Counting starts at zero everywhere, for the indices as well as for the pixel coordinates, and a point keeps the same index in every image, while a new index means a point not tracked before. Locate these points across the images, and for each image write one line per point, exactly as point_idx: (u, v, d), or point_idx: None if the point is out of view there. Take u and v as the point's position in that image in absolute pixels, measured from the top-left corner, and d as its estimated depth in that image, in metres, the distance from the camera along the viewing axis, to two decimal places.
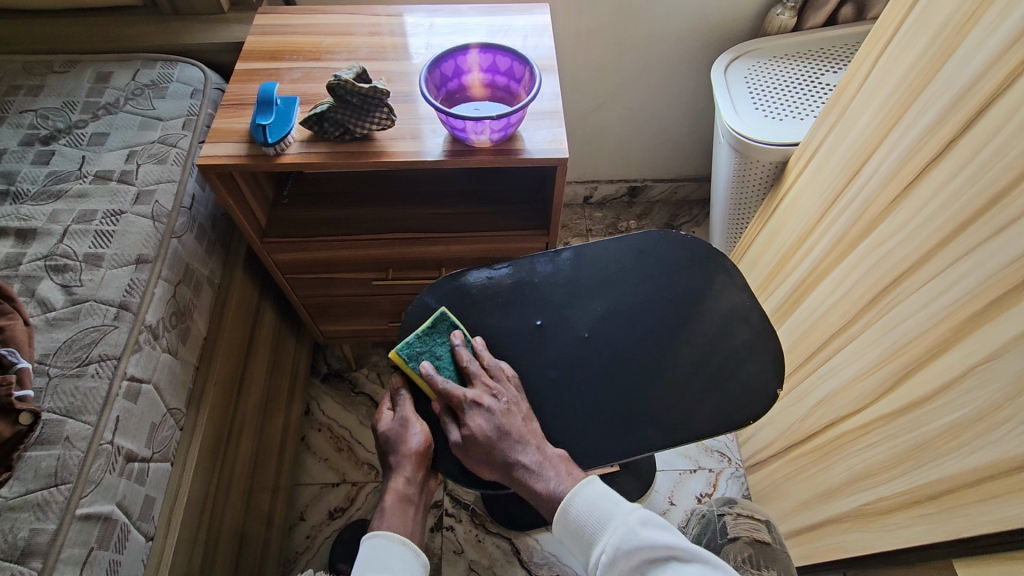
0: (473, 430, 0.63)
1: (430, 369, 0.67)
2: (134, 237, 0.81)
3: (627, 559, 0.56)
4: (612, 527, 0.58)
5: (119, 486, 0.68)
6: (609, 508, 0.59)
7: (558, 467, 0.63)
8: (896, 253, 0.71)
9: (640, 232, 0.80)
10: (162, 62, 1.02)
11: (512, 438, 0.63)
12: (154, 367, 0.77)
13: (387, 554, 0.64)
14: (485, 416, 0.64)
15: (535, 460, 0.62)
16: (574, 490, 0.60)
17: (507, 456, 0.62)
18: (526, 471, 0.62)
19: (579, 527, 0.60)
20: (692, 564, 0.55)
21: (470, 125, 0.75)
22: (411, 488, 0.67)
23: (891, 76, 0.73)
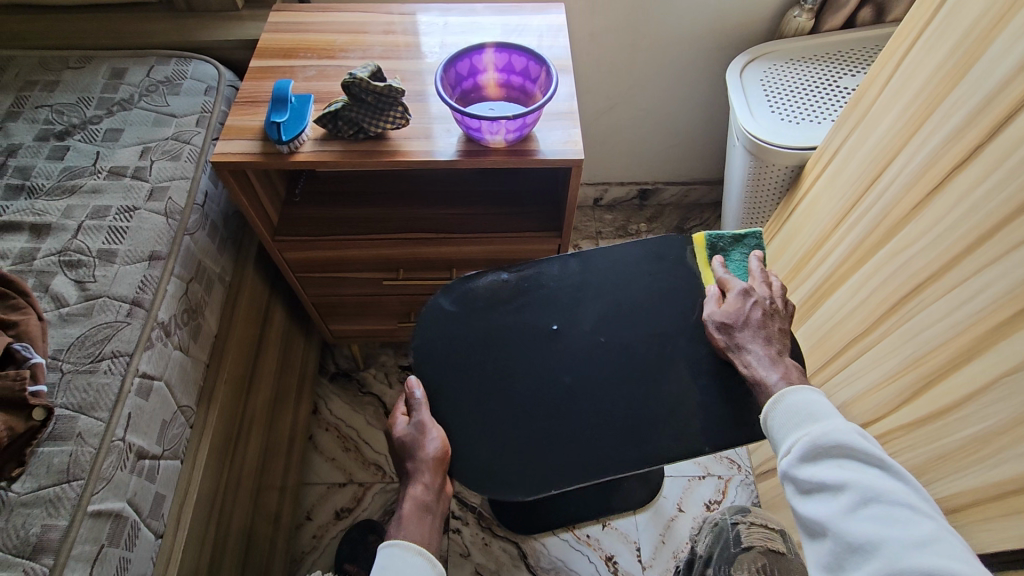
0: (731, 311, 0.68)
1: (721, 267, 0.73)
2: (147, 234, 0.81)
3: (826, 450, 0.57)
4: (824, 421, 0.58)
5: (130, 483, 0.68)
6: (826, 409, 0.59)
7: (789, 368, 0.64)
8: (917, 261, 0.70)
9: (658, 237, 0.79)
10: (176, 59, 1.02)
11: (749, 327, 0.66)
12: (166, 364, 0.77)
13: (403, 564, 0.61)
14: (742, 305, 0.68)
15: (772, 355, 0.65)
16: (798, 385, 0.61)
17: (742, 341, 0.66)
18: (756, 359, 0.65)
19: (788, 413, 0.60)
20: (896, 480, 0.54)
21: (485, 125, 0.75)
22: (429, 495, 0.65)
23: (915, 79, 0.72)
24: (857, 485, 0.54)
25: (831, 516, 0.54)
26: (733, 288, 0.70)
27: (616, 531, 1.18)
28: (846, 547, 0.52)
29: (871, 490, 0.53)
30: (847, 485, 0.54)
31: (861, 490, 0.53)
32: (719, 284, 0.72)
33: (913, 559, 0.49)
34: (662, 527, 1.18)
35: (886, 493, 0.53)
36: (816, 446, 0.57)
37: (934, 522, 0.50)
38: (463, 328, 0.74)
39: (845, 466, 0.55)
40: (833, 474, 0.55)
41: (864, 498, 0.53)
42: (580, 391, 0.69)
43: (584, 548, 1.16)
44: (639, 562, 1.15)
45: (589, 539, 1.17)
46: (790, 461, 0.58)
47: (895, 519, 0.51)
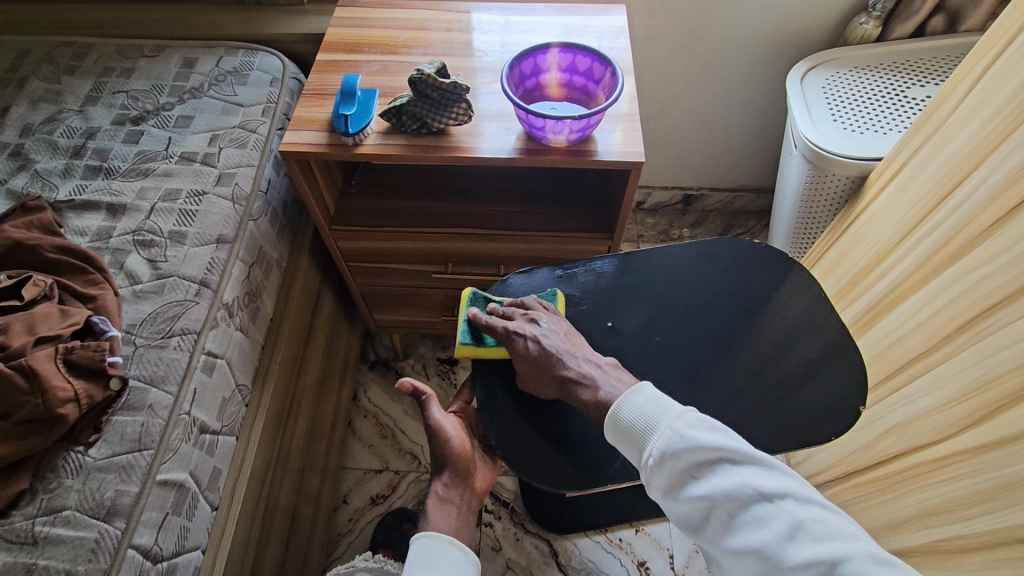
0: (528, 352, 0.67)
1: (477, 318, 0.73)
2: (215, 218, 0.84)
3: (677, 465, 0.55)
4: (661, 433, 0.56)
5: (192, 456, 0.71)
6: (657, 413, 0.58)
7: (608, 373, 0.65)
8: (991, 279, 0.67)
9: (711, 238, 0.79)
10: (244, 50, 1.06)
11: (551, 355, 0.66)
12: (228, 343, 0.80)
13: (437, 554, 0.64)
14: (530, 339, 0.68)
15: (585, 371, 0.65)
16: (622, 400, 0.59)
17: (556, 371, 0.65)
18: (575, 383, 0.64)
19: (630, 433, 0.58)
20: (743, 466, 0.53)
21: (549, 124, 0.75)
22: (449, 489, 0.71)
23: (999, 93, 0.69)
24: (715, 498, 0.52)
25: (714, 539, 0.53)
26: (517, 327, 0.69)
27: (649, 537, 1.17)
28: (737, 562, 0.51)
29: (728, 497, 0.52)
30: (710, 501, 0.52)
31: (725, 502, 0.52)
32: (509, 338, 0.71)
33: (790, 554, 0.48)
34: None
35: (740, 493, 0.51)
36: (666, 466, 0.55)
37: (790, 503, 0.50)
38: None
39: (701, 479, 0.54)
40: (691, 491, 0.53)
41: (728, 509, 0.52)
42: None
43: (615, 551, 1.16)
44: (671, 570, 1.14)
45: (620, 543, 1.17)
46: (653, 488, 0.56)
47: (757, 517, 0.50)
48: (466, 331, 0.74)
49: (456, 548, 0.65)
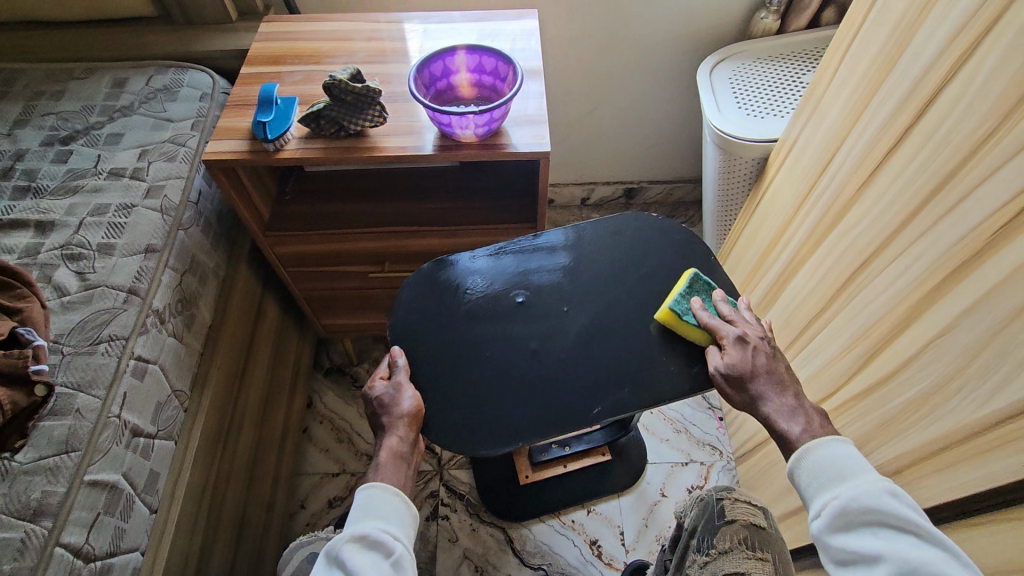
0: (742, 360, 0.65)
1: (726, 303, 0.71)
2: (144, 229, 0.87)
3: (857, 514, 0.55)
4: (850, 483, 0.56)
5: (126, 457, 0.73)
6: (852, 467, 0.57)
7: (812, 416, 0.62)
8: (863, 238, 0.74)
9: (613, 215, 0.84)
10: (174, 68, 1.08)
11: (760, 373, 0.64)
12: (161, 349, 0.82)
13: (381, 504, 0.61)
14: (745, 353, 0.66)
15: (786, 404, 0.62)
16: (819, 441, 0.59)
17: (759, 389, 0.63)
18: (775, 410, 0.62)
19: (813, 472, 0.58)
20: (937, 550, 0.51)
21: (455, 120, 0.80)
22: (405, 445, 0.66)
23: (855, 72, 0.76)
24: (891, 556, 0.51)
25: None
26: (729, 336, 0.67)
27: (600, 517, 1.21)
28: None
29: (904, 558, 0.50)
30: (879, 555, 0.52)
31: (895, 561, 0.51)
32: (712, 329, 0.69)
33: None
34: (644, 512, 1.21)
35: (919, 563, 0.50)
36: (845, 511, 0.55)
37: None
38: (436, 308, 0.77)
39: (877, 533, 0.53)
40: (863, 545, 0.53)
41: (899, 568, 0.50)
42: (545, 360, 0.72)
43: (568, 532, 1.20)
44: (622, 546, 1.18)
45: (573, 524, 1.20)
46: (819, 525, 0.57)
47: None
48: (678, 297, 0.71)
49: (401, 498, 0.62)
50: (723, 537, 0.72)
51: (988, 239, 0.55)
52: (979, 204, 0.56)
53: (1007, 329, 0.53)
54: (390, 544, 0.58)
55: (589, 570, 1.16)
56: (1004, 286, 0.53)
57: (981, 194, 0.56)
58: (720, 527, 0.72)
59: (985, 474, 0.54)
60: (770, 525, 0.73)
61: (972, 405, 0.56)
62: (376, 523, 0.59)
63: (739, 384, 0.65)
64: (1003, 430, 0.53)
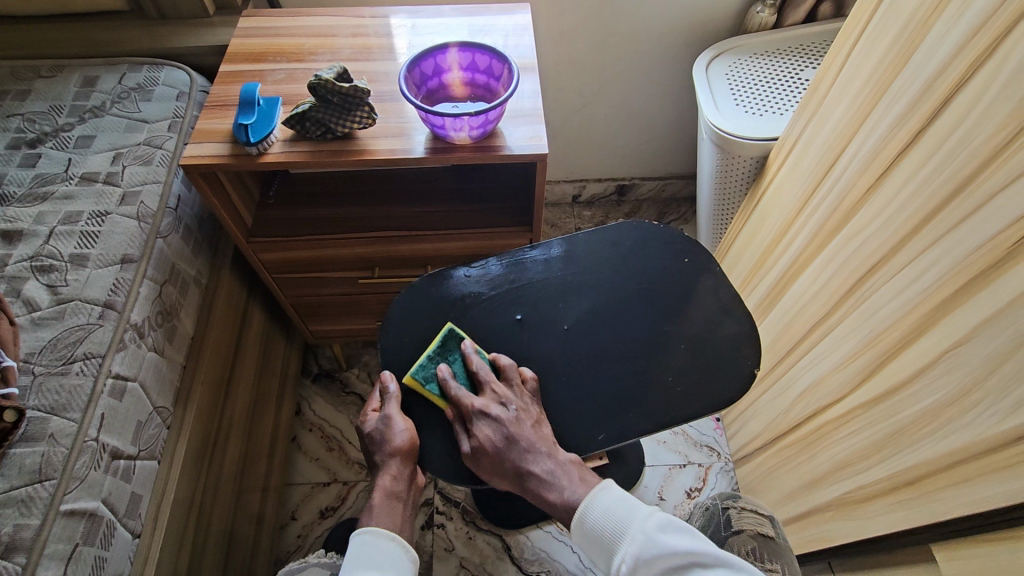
0: (484, 440, 0.62)
1: (477, 357, 0.68)
2: (119, 238, 0.83)
3: (647, 565, 0.54)
4: (631, 535, 0.56)
5: (105, 482, 0.69)
6: (625, 516, 0.57)
7: (571, 473, 0.61)
8: (871, 242, 0.72)
9: (614, 223, 0.81)
10: (149, 65, 1.03)
11: (513, 440, 0.62)
12: (140, 365, 0.78)
13: (374, 551, 0.60)
14: (496, 425, 0.63)
15: (547, 468, 0.61)
16: (590, 496, 0.59)
17: (517, 461, 0.61)
18: (539, 480, 0.60)
19: (595, 535, 0.58)
20: (715, 568, 0.52)
21: (449, 122, 0.76)
22: (400, 484, 0.64)
23: (862, 71, 0.74)
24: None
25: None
26: (473, 407, 0.64)
27: None
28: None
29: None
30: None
31: None
32: (454, 402, 0.66)
33: None
34: None
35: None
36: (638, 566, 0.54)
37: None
38: (431, 323, 0.74)
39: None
40: None
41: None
42: (547, 377, 0.70)
43: (567, 539, 1.18)
44: None
45: None
46: None
47: None
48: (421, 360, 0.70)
49: (396, 543, 0.61)
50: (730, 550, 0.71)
51: (1005, 249, 0.54)
52: (997, 213, 0.55)
53: None
54: None
55: None
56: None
57: (999, 203, 0.54)
58: (727, 538, 0.73)
59: (1004, 490, 0.53)
60: (778, 534, 0.72)
61: (992, 418, 0.55)
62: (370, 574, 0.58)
63: (473, 451, 0.63)
64: None
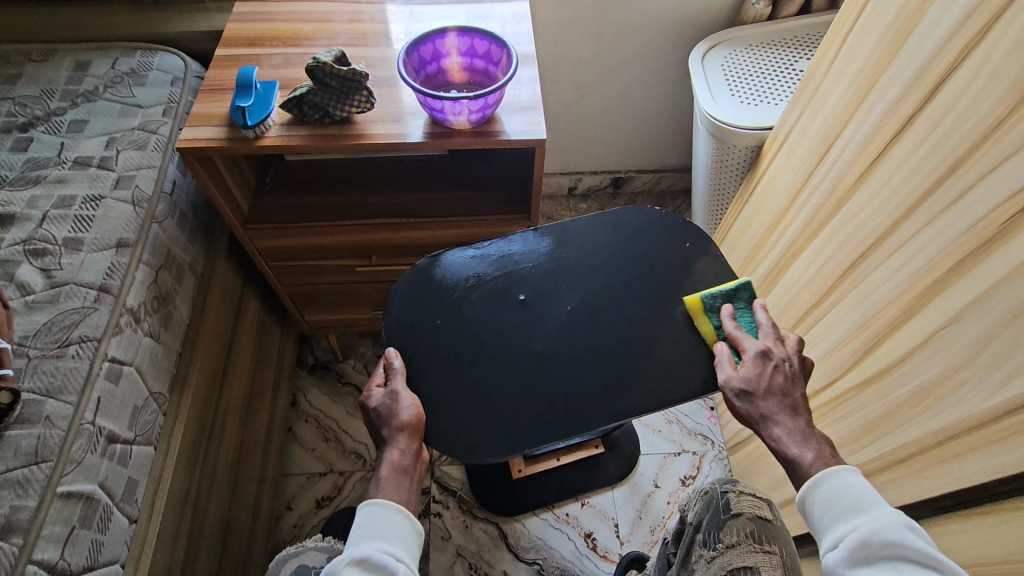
0: (750, 377, 0.62)
1: (765, 314, 0.68)
2: (114, 222, 0.82)
3: (878, 550, 0.50)
4: (870, 515, 0.52)
5: (102, 466, 0.69)
6: (874, 498, 0.53)
7: (822, 445, 0.59)
8: (864, 227, 0.73)
9: (616, 208, 0.81)
10: (142, 51, 1.02)
11: (773, 390, 0.62)
12: (136, 350, 0.77)
13: (381, 522, 0.59)
14: (765, 368, 0.63)
15: (798, 429, 0.60)
16: (832, 468, 0.55)
17: (768, 409, 0.61)
18: (788, 436, 0.59)
19: (829, 497, 0.54)
20: None
21: (448, 105, 0.76)
22: (407, 458, 0.63)
23: (856, 58, 0.75)
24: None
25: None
26: (748, 349, 0.64)
27: (594, 509, 1.20)
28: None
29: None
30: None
31: None
32: (731, 339, 0.66)
33: None
34: (638, 504, 1.20)
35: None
36: (865, 544, 0.50)
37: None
38: (431, 306, 0.74)
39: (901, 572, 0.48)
40: None
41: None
42: (547, 359, 0.70)
43: (563, 526, 1.18)
44: (617, 538, 1.17)
45: (568, 518, 1.19)
46: (835, 557, 0.51)
47: None
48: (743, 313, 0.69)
49: (402, 515, 0.60)
50: (730, 532, 0.71)
51: (995, 229, 0.55)
52: (987, 194, 0.56)
53: (1017, 321, 0.53)
54: (393, 567, 0.55)
55: (585, 564, 1.15)
56: (1013, 278, 0.53)
57: (989, 183, 0.55)
58: (726, 521, 0.72)
59: (992, 465, 0.54)
60: (775, 517, 0.72)
61: (980, 395, 0.56)
62: (375, 543, 0.57)
63: (796, 407, 0.61)
64: (1013, 421, 0.53)
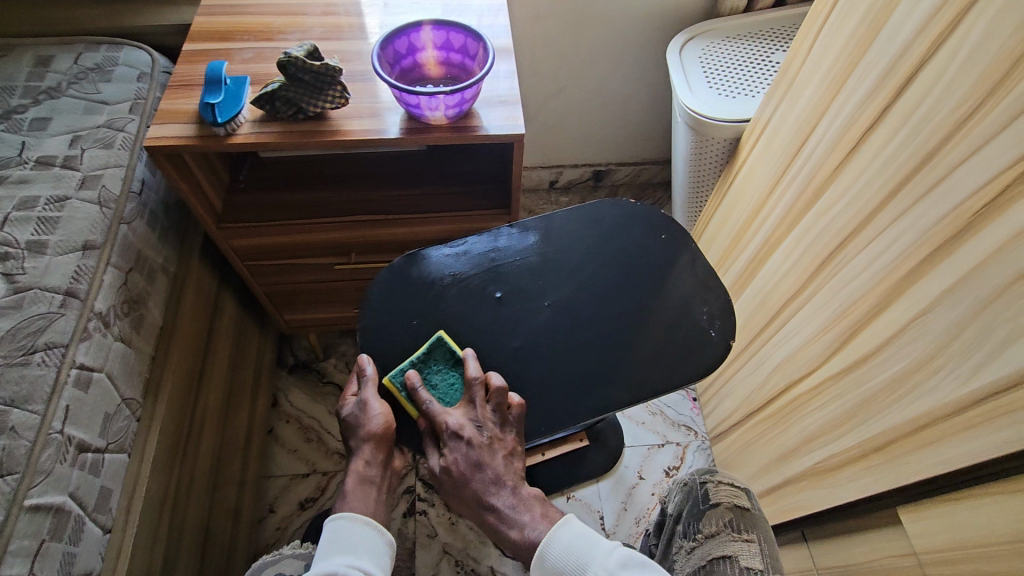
0: (450, 462, 0.61)
1: (473, 363, 0.66)
2: (80, 224, 0.80)
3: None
4: (590, 574, 0.56)
5: (72, 476, 0.67)
6: (586, 550, 0.57)
7: (533, 508, 0.61)
8: (841, 218, 0.73)
9: (590, 202, 0.81)
10: (107, 45, 0.98)
11: (471, 473, 0.60)
12: (106, 356, 0.75)
13: (351, 536, 0.59)
14: (454, 441, 0.61)
15: (510, 504, 0.60)
16: (549, 534, 0.58)
17: (476, 484, 0.60)
18: (499, 515, 0.60)
19: (552, 569, 0.57)
20: None
21: (424, 100, 0.75)
22: (372, 469, 0.63)
23: (830, 49, 0.75)
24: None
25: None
26: (449, 419, 0.63)
27: (580, 503, 1.20)
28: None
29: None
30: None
31: None
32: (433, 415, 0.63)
33: None
34: (624, 496, 1.21)
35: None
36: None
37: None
38: (408, 306, 0.73)
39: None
40: None
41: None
42: (526, 357, 0.69)
43: None
44: (603, 530, 1.17)
45: None
46: None
47: None
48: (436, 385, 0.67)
49: (372, 528, 0.61)
50: (709, 521, 0.72)
51: (969, 218, 0.55)
52: (959, 184, 0.56)
53: (989, 309, 0.53)
54: None
55: None
56: (985, 267, 0.54)
57: (961, 174, 0.56)
58: (705, 511, 0.73)
59: (966, 451, 0.55)
60: (753, 506, 0.73)
61: (954, 382, 0.57)
62: (344, 558, 0.58)
63: (497, 481, 0.60)
64: (989, 407, 0.53)
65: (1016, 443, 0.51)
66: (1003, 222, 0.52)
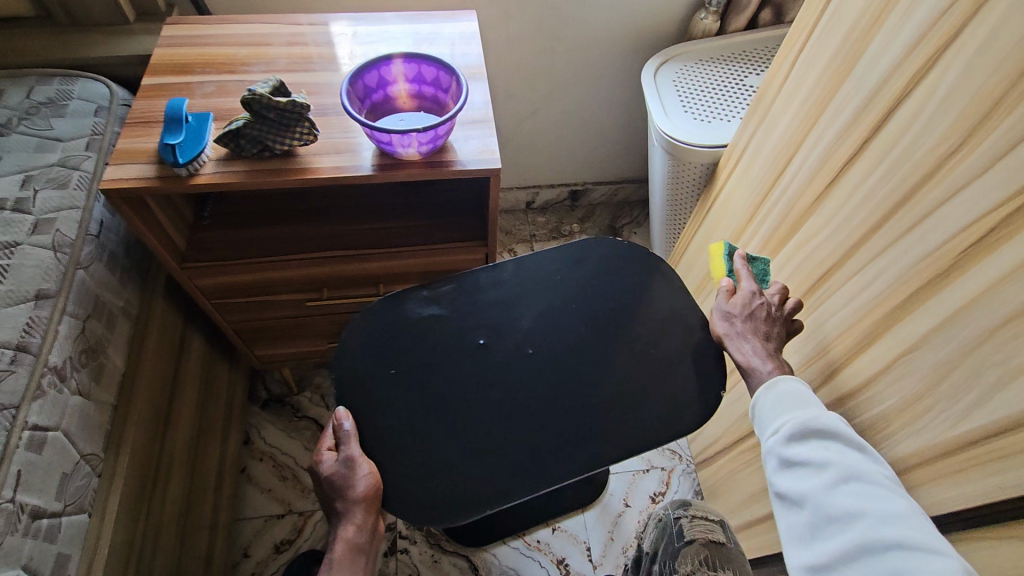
0: (741, 302, 0.68)
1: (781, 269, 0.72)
2: (30, 273, 0.75)
3: (813, 433, 0.58)
4: (812, 407, 0.60)
5: (24, 548, 0.63)
6: (814, 396, 0.61)
7: (782, 367, 0.64)
8: (821, 250, 0.73)
9: (576, 241, 0.79)
10: (61, 77, 0.94)
11: (751, 318, 0.66)
12: (63, 412, 0.71)
13: None
14: (754, 300, 0.67)
15: (760, 351, 0.65)
16: (787, 374, 0.62)
17: (744, 329, 0.66)
18: (747, 354, 0.65)
19: (777, 395, 0.62)
20: (877, 465, 0.56)
21: (396, 138, 0.73)
22: (362, 535, 0.63)
23: (806, 82, 0.76)
24: (840, 463, 0.56)
25: (813, 491, 0.56)
26: (747, 282, 0.69)
27: (565, 534, 1.18)
28: (825, 518, 0.54)
29: (852, 467, 0.55)
30: (829, 462, 0.56)
31: (843, 469, 0.55)
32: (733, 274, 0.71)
33: (880, 528, 0.51)
34: (610, 524, 1.19)
35: (867, 473, 0.55)
36: (805, 427, 0.59)
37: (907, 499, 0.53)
38: (388, 352, 0.71)
39: (829, 448, 0.57)
40: (817, 456, 0.57)
41: (845, 475, 0.55)
42: (512, 407, 0.67)
43: (534, 554, 1.16)
44: (590, 561, 1.15)
45: (539, 544, 1.17)
46: (776, 440, 0.60)
47: (871, 496, 0.53)
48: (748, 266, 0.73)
49: None
50: (685, 560, 0.73)
51: (952, 259, 0.55)
52: (942, 223, 0.56)
53: (977, 351, 0.53)
54: None
55: None
56: (971, 308, 0.53)
57: (945, 213, 0.56)
58: (681, 549, 0.74)
59: (962, 492, 0.55)
60: (728, 539, 0.75)
61: (943, 423, 0.57)
62: None
63: (770, 334, 0.66)
64: (982, 449, 0.53)
65: (1014, 487, 0.50)
66: (991, 263, 0.52)
